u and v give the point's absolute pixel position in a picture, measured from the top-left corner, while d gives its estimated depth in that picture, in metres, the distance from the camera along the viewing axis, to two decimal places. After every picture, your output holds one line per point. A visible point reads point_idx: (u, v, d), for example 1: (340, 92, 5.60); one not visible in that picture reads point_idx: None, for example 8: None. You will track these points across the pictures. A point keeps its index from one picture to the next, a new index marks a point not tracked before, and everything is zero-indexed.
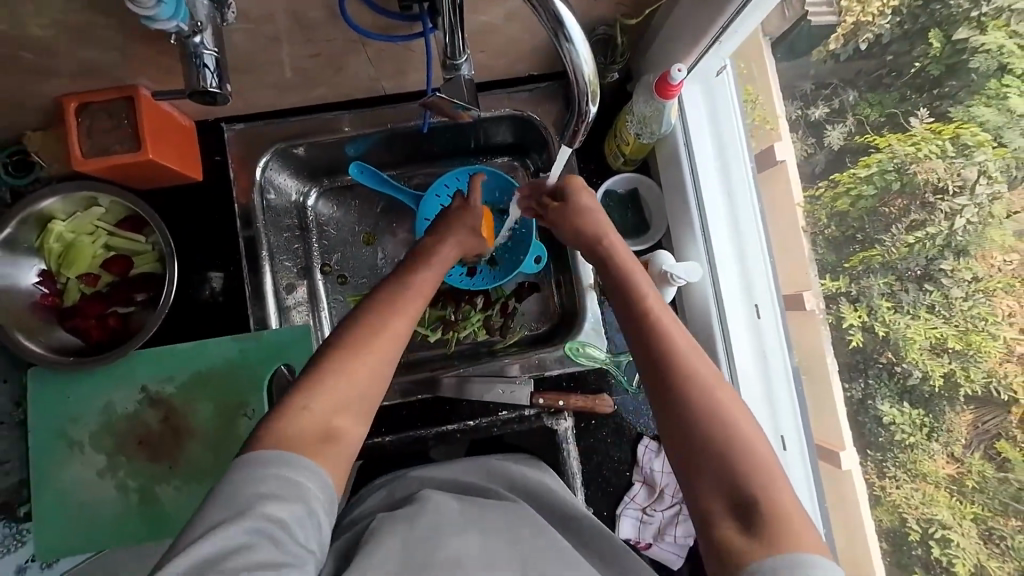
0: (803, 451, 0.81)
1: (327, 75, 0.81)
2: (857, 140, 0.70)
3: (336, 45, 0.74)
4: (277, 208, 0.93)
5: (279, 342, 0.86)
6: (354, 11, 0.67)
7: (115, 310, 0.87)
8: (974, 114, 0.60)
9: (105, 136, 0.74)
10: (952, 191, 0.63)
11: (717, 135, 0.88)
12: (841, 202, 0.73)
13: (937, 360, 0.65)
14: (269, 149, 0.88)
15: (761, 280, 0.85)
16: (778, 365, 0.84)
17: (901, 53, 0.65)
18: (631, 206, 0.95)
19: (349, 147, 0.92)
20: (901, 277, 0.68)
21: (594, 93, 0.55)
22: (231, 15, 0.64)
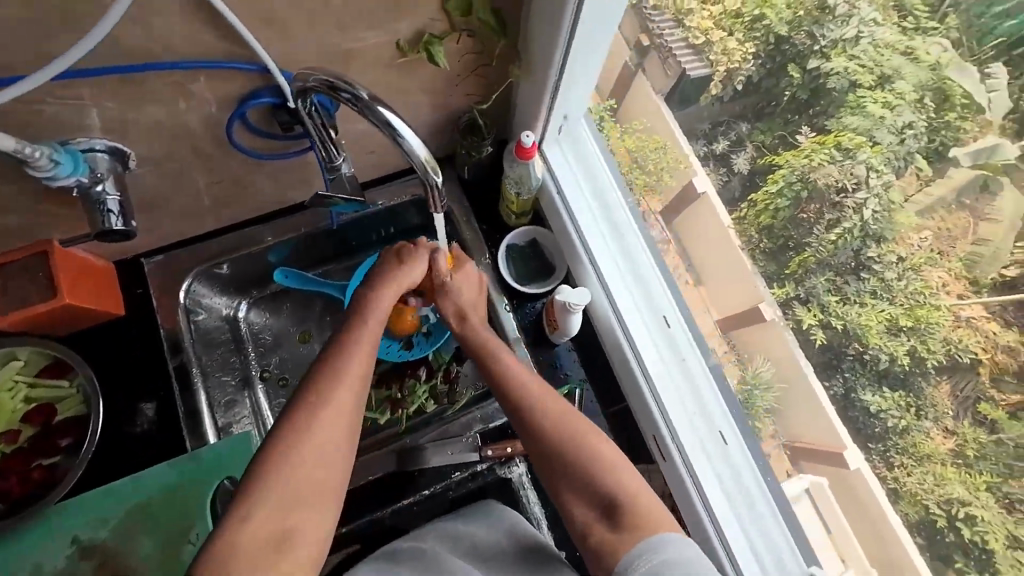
0: (739, 439, 0.85)
1: (234, 197, 0.87)
2: (761, 161, 0.79)
3: (235, 170, 0.81)
4: (207, 326, 0.92)
5: (213, 456, 0.81)
6: (242, 138, 0.76)
7: (40, 461, 0.80)
8: (846, 123, 0.70)
9: (25, 292, 0.76)
10: (851, 188, 0.71)
11: (595, 175, 0.96)
12: (764, 217, 0.80)
13: (897, 341, 0.69)
14: (193, 270, 0.89)
15: (660, 290, 0.92)
16: (695, 363, 0.89)
17: (771, 87, 0.76)
18: (533, 253, 1.01)
19: (269, 255, 0.94)
20: (839, 271, 0.73)
21: (433, 167, 0.66)
22: (131, 164, 0.72)
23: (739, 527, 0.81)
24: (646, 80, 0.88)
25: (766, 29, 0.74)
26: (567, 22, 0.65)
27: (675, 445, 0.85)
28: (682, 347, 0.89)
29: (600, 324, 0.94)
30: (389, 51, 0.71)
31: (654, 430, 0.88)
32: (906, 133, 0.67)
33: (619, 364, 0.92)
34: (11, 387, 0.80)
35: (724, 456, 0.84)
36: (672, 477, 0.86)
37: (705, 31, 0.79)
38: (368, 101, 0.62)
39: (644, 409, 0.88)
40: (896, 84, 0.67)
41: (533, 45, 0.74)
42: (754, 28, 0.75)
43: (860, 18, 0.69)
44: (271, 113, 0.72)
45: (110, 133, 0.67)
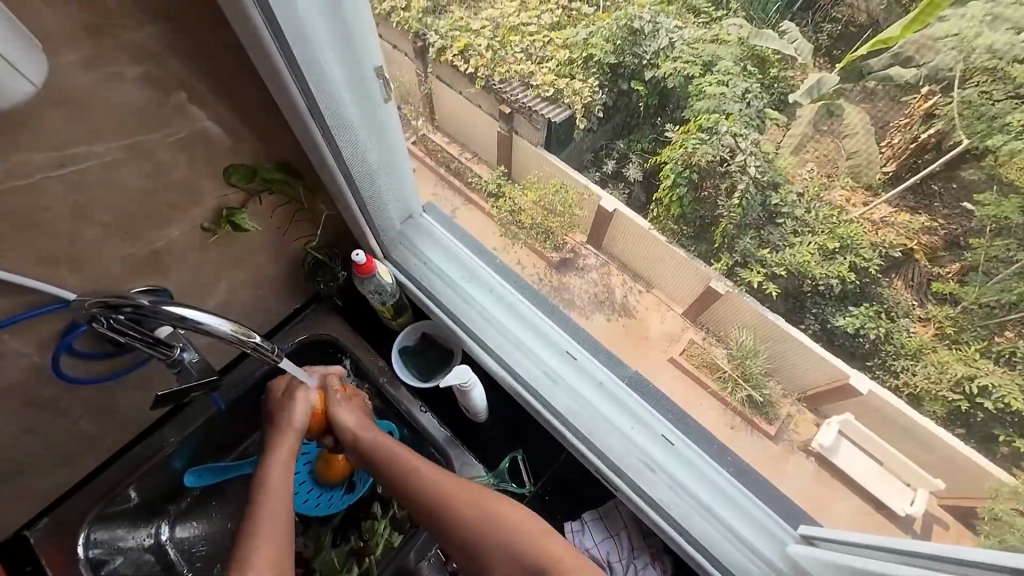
0: (679, 435, 1.06)
1: (107, 419, 1.06)
2: (649, 164, 0.83)
3: (92, 391, 0.98)
4: (126, 565, 1.13)
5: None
6: (76, 368, 0.91)
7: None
8: (698, 108, 0.74)
9: None
10: (728, 156, 0.75)
11: (471, 271, 1.18)
12: (672, 208, 0.84)
13: (836, 263, 0.73)
14: (86, 521, 1.08)
15: (557, 336, 1.14)
16: (609, 379, 1.10)
17: (627, 105, 0.80)
18: (425, 346, 1.25)
19: (175, 461, 1.16)
20: (758, 226, 0.77)
21: (238, 331, 0.81)
22: None
23: (700, 514, 1.01)
24: (523, 140, 0.94)
25: (599, 63, 0.79)
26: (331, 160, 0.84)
27: (613, 467, 1.08)
28: (595, 374, 1.11)
29: (517, 389, 1.17)
30: (197, 233, 0.88)
31: (595, 462, 1.10)
32: (749, 96, 0.70)
33: (546, 415, 1.14)
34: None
35: (671, 454, 1.05)
36: (625, 496, 1.09)
37: (550, 83, 0.84)
38: (148, 305, 0.76)
39: (574, 442, 1.12)
40: (719, 65, 0.70)
41: (322, 178, 0.91)
42: (589, 66, 0.80)
43: (666, 28, 0.72)
44: (99, 338, 0.90)
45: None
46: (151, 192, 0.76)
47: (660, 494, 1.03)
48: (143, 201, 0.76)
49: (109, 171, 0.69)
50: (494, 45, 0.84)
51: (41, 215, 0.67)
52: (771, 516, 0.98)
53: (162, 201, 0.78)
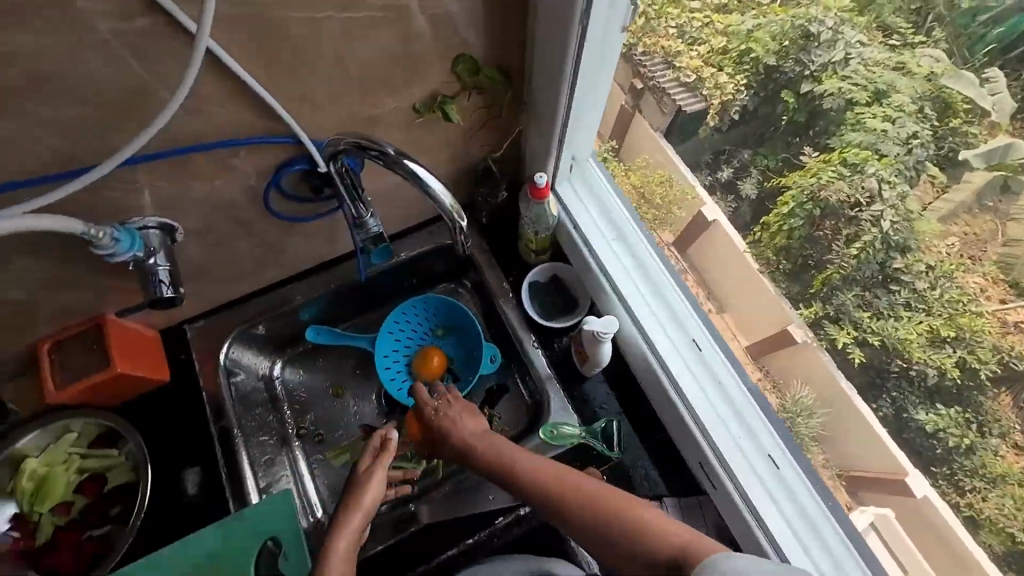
0: (791, 461, 0.79)
1: (271, 259, 0.88)
2: (768, 185, 0.77)
3: (270, 235, 0.83)
4: (244, 388, 0.91)
5: (253, 529, 0.68)
6: (278, 205, 0.78)
7: (90, 533, 0.79)
8: (849, 139, 0.68)
9: (79, 362, 0.78)
10: (865, 202, 0.68)
11: (608, 210, 0.93)
12: (779, 237, 0.77)
13: (943, 353, 0.66)
14: (229, 333, 0.89)
15: (688, 316, 0.86)
16: (733, 386, 0.83)
17: (768, 115, 0.75)
18: (556, 290, 0.96)
19: (303, 312, 0.94)
20: (867, 286, 0.71)
21: (458, 211, 0.67)
22: (179, 236, 0.74)
23: (807, 550, 0.73)
24: (643, 121, 0.88)
25: (755, 61, 0.73)
26: (565, 89, 0.70)
27: (724, 469, 0.78)
28: (719, 373, 0.83)
29: (639, 362, 0.88)
30: (406, 113, 0.74)
31: (700, 456, 0.81)
32: (913, 143, 0.64)
33: (665, 409, 0.85)
34: (65, 459, 0.80)
35: (778, 483, 0.77)
36: (726, 505, 0.79)
37: (695, 69, 0.79)
38: (394, 155, 0.65)
39: (690, 439, 0.81)
40: (893, 97, 0.64)
41: (538, 96, 0.76)
42: (742, 62, 0.74)
43: (846, 41, 0.67)
44: (303, 176, 0.75)
45: (160, 211, 0.70)
46: (398, 61, 0.65)
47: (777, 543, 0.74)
48: (385, 69, 0.66)
49: (367, 34, 0.61)
50: (650, 13, 0.77)
51: (304, 49, 0.59)
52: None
53: (398, 72, 0.67)
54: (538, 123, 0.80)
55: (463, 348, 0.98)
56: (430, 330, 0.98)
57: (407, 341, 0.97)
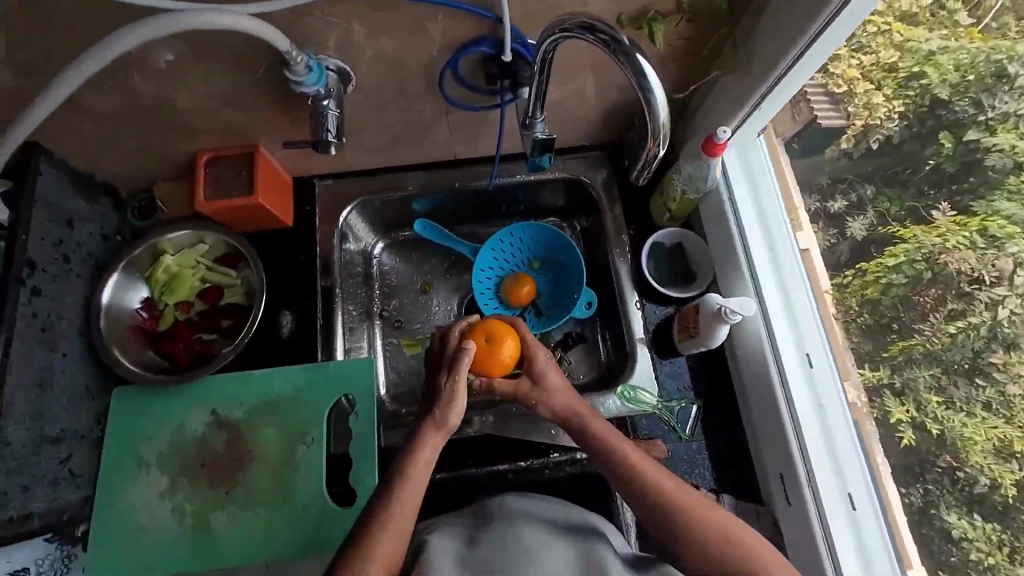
0: (876, 514, 0.62)
1: (412, 139, 0.77)
2: (881, 231, 0.66)
3: (424, 114, 0.72)
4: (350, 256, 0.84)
5: (338, 376, 0.75)
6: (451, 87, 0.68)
7: (202, 336, 0.79)
8: (998, 208, 0.59)
9: (229, 183, 0.74)
10: (988, 281, 0.58)
11: (754, 176, 0.74)
12: (872, 289, 0.66)
13: (1005, 466, 0.56)
14: (355, 199, 0.81)
15: (807, 317, 0.69)
16: (835, 411, 0.65)
17: (910, 153, 0.65)
18: (671, 258, 0.79)
19: (416, 202, 0.84)
20: (948, 370, 0.60)
21: (665, 136, 0.51)
22: (350, 87, 0.65)
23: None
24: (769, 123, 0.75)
25: (926, 91, 0.63)
26: (797, 44, 0.55)
27: (811, 491, 0.62)
28: (825, 396, 0.66)
29: (750, 352, 0.70)
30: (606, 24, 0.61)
31: (783, 466, 0.65)
32: None
33: (761, 418, 0.68)
34: (193, 266, 0.79)
35: (852, 530, 0.61)
36: (793, 527, 0.64)
37: (849, 80, 0.66)
38: (628, 48, 0.47)
39: (780, 445, 0.65)
40: None
41: (758, 40, 0.60)
42: (907, 86, 0.64)
43: None
44: (481, 63, 0.64)
45: (341, 52, 0.61)
46: None
47: None
48: None
49: None
50: None
51: None
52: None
53: None
54: (735, 82, 0.65)
55: (558, 288, 0.84)
56: (528, 262, 0.85)
57: (505, 263, 0.85)
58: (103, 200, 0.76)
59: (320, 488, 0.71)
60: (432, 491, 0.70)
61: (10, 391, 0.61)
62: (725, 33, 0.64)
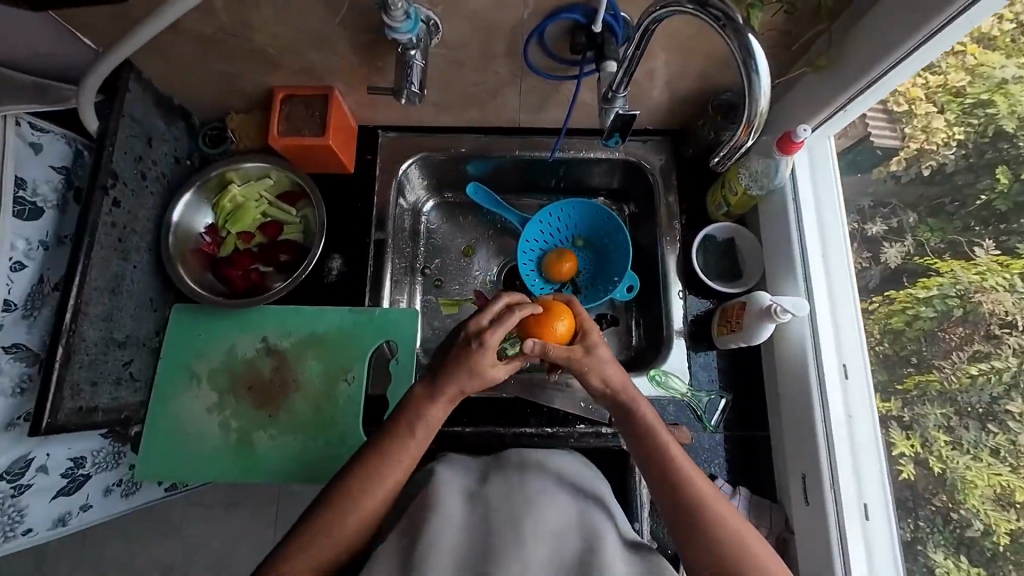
0: (891, 530, 0.61)
1: (480, 101, 0.77)
2: (917, 261, 0.63)
3: (498, 76, 0.72)
4: (404, 210, 0.86)
5: (384, 321, 0.76)
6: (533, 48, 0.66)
7: (258, 267, 0.81)
8: None
9: (299, 122, 0.75)
10: (1022, 326, 0.54)
11: (823, 179, 0.73)
12: (897, 319, 0.64)
13: (1001, 513, 0.54)
14: (418, 153, 0.82)
15: (853, 326, 0.67)
16: (864, 430, 0.64)
17: (962, 183, 0.60)
18: (724, 253, 0.80)
19: (471, 164, 0.84)
20: (960, 411, 0.58)
21: (760, 127, 0.45)
22: (435, 40, 0.65)
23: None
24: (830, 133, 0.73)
25: (992, 123, 0.57)
26: (898, 54, 0.53)
27: (832, 495, 0.63)
28: (857, 409, 0.65)
29: (792, 353, 0.70)
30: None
31: (807, 466, 0.66)
32: None
33: (793, 419, 0.69)
34: (257, 198, 0.80)
35: (863, 541, 0.61)
36: (809, 527, 0.65)
37: (911, 100, 0.62)
38: (740, 28, 0.42)
39: (809, 448, 0.65)
40: None
41: (858, 42, 0.57)
42: (971, 114, 0.58)
43: None
44: (570, 30, 0.63)
45: (434, 5, 0.60)
46: None
47: None
48: None
49: None
50: None
51: None
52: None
53: None
54: (824, 84, 0.64)
55: (599, 267, 0.86)
56: (573, 240, 0.86)
57: (549, 238, 0.86)
58: (179, 123, 0.78)
59: (357, 426, 0.73)
60: (460, 442, 0.72)
61: (88, 293, 0.63)
62: (822, 28, 0.61)
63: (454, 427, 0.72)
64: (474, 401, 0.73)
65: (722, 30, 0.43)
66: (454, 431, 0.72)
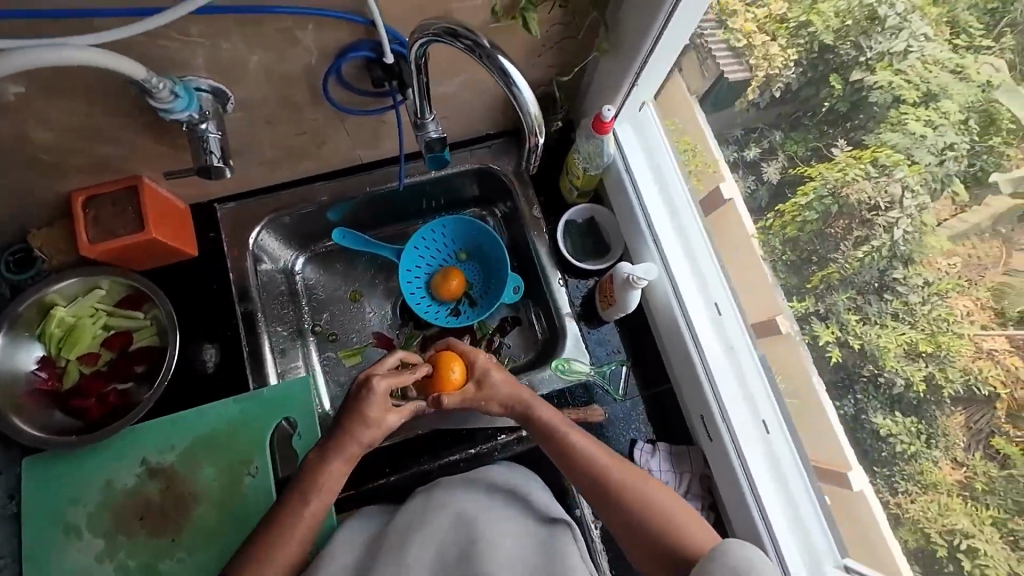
0: (786, 435, 0.72)
1: (308, 150, 0.76)
2: (791, 172, 0.69)
3: (316, 122, 0.71)
4: (267, 277, 0.83)
5: (278, 398, 0.74)
6: (334, 91, 0.66)
7: (116, 386, 0.74)
8: (885, 139, 0.62)
9: (111, 221, 0.70)
10: (883, 207, 0.63)
11: (651, 149, 0.82)
12: (791, 228, 0.70)
13: (914, 366, 0.60)
14: (263, 216, 0.79)
15: (712, 274, 0.78)
16: (745, 355, 0.75)
17: (807, 98, 0.68)
18: (591, 232, 0.86)
19: (330, 213, 0.83)
20: (861, 291, 0.65)
21: (541, 126, 0.54)
22: (231, 106, 0.64)
23: (781, 509, 0.70)
24: (683, 82, 0.77)
25: (812, 37, 0.65)
26: (654, 32, 0.61)
27: (725, 424, 0.72)
28: (734, 338, 0.76)
29: (661, 309, 0.79)
30: (481, 14, 0.62)
31: (702, 407, 0.74)
32: (947, 155, 0.59)
33: (680, 364, 0.77)
34: (92, 314, 0.74)
35: (767, 449, 0.72)
36: (718, 460, 0.74)
37: (748, 35, 0.69)
38: (490, 50, 0.51)
39: (699, 392, 0.74)
40: None
41: (626, 20, 0.65)
42: (798, 35, 0.66)
43: (911, 31, 0.60)
44: (364, 66, 0.63)
45: (214, 73, 0.59)
46: None
47: (772, 521, 0.68)
48: None
49: None
50: None
51: None
52: (834, 551, 0.68)
53: None
54: (610, 65, 0.72)
55: (485, 276, 0.88)
56: (455, 254, 0.89)
57: (430, 260, 0.88)
58: None
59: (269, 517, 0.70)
60: (386, 490, 0.72)
61: None
62: (596, 16, 0.68)
63: (377, 481, 0.71)
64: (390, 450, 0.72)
65: (479, 59, 0.52)
66: (379, 485, 0.72)
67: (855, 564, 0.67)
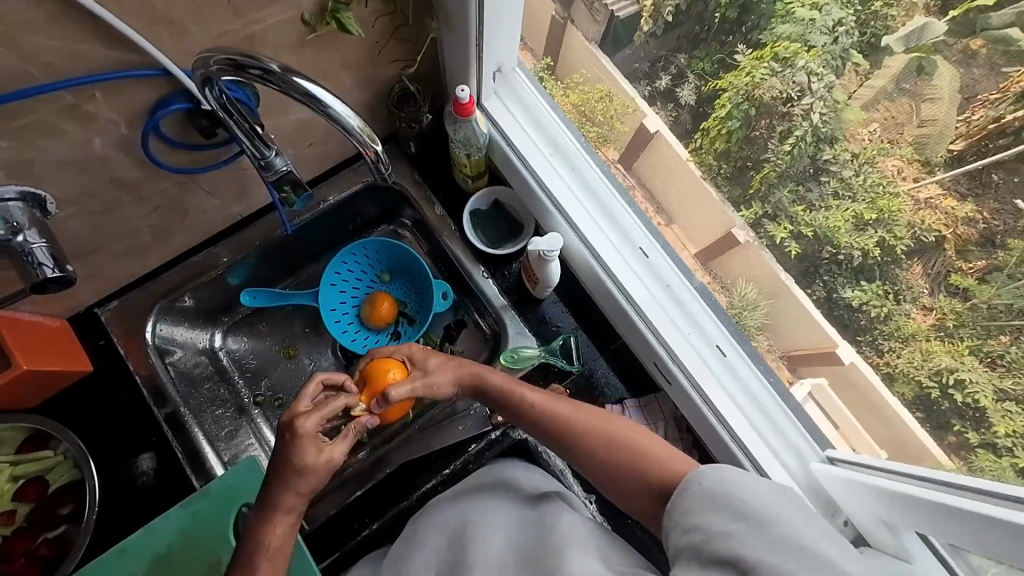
0: (739, 351, 0.77)
1: (175, 222, 0.76)
2: (705, 89, 0.70)
3: (168, 192, 0.71)
4: (183, 366, 0.83)
5: (225, 490, 0.72)
6: (166, 156, 0.65)
7: (44, 537, 0.72)
8: (778, 33, 0.62)
9: None
10: (796, 97, 0.63)
11: (534, 116, 0.84)
12: (718, 142, 0.71)
13: (865, 235, 0.63)
14: (151, 309, 0.79)
15: (630, 222, 0.82)
16: (682, 288, 0.79)
17: (700, 13, 0.67)
18: (499, 215, 0.90)
19: (230, 279, 0.84)
20: (801, 180, 0.67)
21: (372, 137, 0.57)
22: (51, 207, 0.62)
23: (750, 424, 0.75)
24: (577, 32, 0.76)
25: None
26: None
27: (675, 364, 0.78)
28: (667, 275, 0.80)
29: (582, 268, 0.85)
30: (295, 29, 0.60)
31: (653, 355, 0.80)
32: (838, 31, 0.59)
33: (612, 308, 0.83)
34: None
35: (726, 370, 0.77)
36: (680, 399, 0.80)
37: None
38: (278, 73, 0.53)
39: (643, 340, 0.80)
40: None
41: None
42: None
43: None
44: (184, 120, 0.62)
45: (18, 178, 0.57)
46: None
47: (744, 442, 0.74)
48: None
49: None
50: None
51: None
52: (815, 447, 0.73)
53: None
54: (449, 39, 0.72)
55: (414, 291, 0.90)
56: (378, 277, 0.90)
57: (357, 291, 0.90)
58: None
59: None
60: (375, 535, 0.76)
61: None
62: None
63: (363, 531, 0.75)
64: (369, 499, 0.76)
65: (283, 90, 0.54)
66: (368, 534, 0.76)
67: (838, 455, 0.71)
